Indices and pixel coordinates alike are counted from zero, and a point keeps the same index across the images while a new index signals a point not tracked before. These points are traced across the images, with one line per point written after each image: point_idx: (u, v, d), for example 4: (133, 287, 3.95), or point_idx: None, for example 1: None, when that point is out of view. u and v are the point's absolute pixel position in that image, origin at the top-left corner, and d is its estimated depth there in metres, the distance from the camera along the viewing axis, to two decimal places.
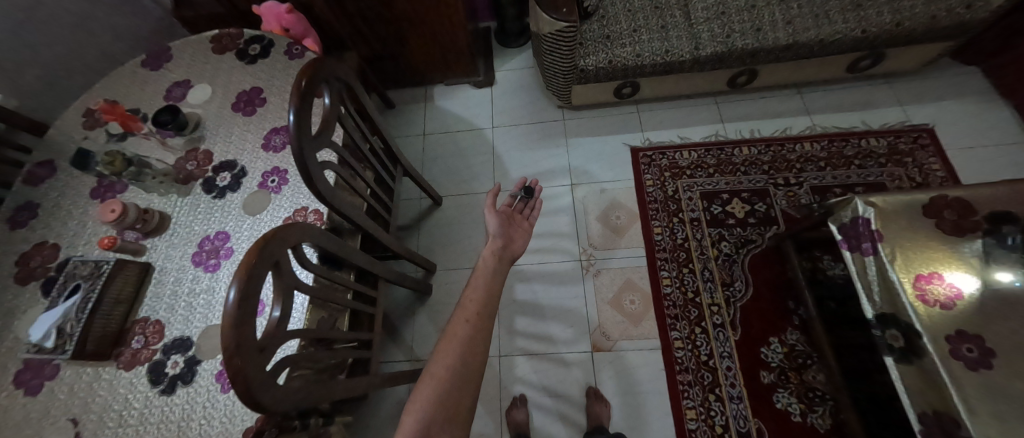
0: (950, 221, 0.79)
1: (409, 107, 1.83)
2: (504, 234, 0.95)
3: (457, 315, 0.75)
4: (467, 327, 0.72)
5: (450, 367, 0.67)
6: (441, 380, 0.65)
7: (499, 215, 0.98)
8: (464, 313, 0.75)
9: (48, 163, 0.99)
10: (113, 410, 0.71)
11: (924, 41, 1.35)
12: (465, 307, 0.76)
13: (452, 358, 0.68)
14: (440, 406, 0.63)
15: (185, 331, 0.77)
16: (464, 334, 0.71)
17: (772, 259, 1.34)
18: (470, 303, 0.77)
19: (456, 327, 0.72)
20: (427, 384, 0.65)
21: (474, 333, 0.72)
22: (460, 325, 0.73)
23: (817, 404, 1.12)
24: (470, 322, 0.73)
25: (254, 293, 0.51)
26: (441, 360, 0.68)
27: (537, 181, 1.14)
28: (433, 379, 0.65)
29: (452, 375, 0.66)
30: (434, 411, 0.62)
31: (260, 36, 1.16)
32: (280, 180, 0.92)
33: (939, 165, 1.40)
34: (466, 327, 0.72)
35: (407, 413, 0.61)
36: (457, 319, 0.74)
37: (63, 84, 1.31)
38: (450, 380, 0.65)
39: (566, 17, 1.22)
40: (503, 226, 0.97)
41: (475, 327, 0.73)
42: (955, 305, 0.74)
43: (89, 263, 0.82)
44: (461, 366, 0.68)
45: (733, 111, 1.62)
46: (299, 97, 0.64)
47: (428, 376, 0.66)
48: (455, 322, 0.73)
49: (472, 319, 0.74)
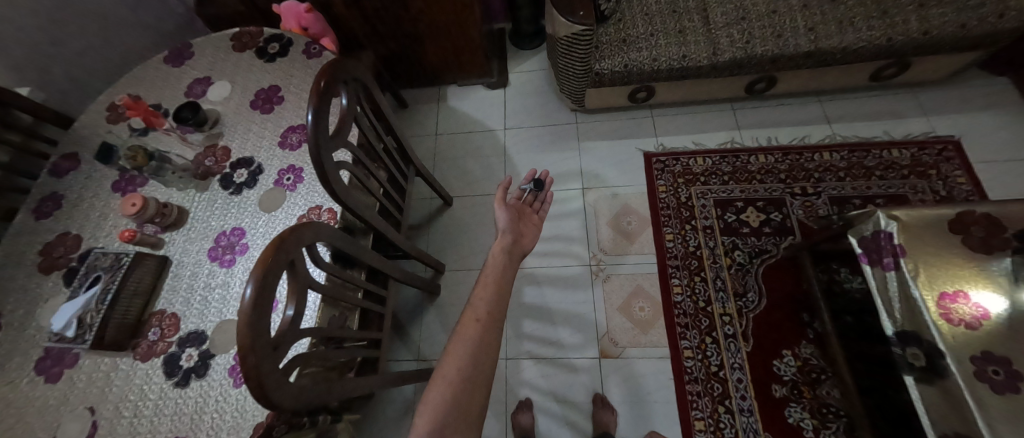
0: (978, 238, 0.77)
1: (422, 107, 1.84)
2: (512, 228, 0.95)
3: (467, 314, 0.75)
4: (477, 326, 0.72)
5: (460, 369, 0.67)
6: (452, 381, 0.65)
7: (508, 210, 0.98)
8: (474, 311, 0.74)
9: (73, 155, 1.02)
10: (128, 400, 0.73)
11: (952, 51, 1.31)
12: (475, 305, 0.76)
13: (462, 359, 0.68)
14: (450, 406, 0.62)
15: (200, 325, 0.79)
16: (473, 334, 0.71)
17: (788, 270, 1.31)
18: (480, 302, 0.76)
19: (466, 327, 0.72)
20: (438, 385, 0.64)
21: (484, 331, 0.72)
22: (469, 324, 0.73)
23: (831, 420, 1.09)
24: (480, 320, 0.73)
25: (269, 291, 0.52)
26: (451, 361, 0.67)
27: (546, 174, 1.12)
28: (444, 380, 0.65)
29: (463, 375, 0.66)
30: (446, 415, 0.61)
31: (279, 34, 1.18)
32: (296, 178, 0.93)
33: (964, 178, 1.35)
34: (475, 326, 0.72)
35: (419, 414, 0.61)
36: (467, 319, 0.74)
37: (88, 79, 1.34)
38: (460, 380, 0.65)
39: (583, 20, 1.21)
40: (512, 221, 0.97)
41: (485, 326, 0.72)
42: (982, 325, 0.72)
43: (110, 255, 0.84)
44: (471, 364, 0.68)
45: (750, 117, 1.59)
46: (318, 97, 0.65)
47: (438, 377, 0.66)
48: (464, 322, 0.73)
49: (482, 318, 0.73)
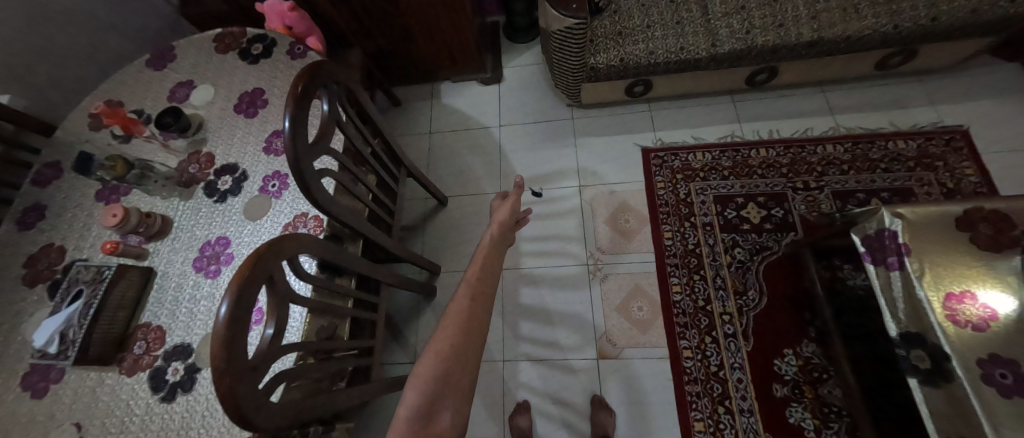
0: (987, 235, 0.74)
1: (415, 104, 1.80)
2: (510, 211, 0.92)
3: (458, 292, 0.72)
4: (467, 303, 0.70)
5: (450, 344, 0.64)
6: (443, 356, 0.63)
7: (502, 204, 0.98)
8: (466, 289, 0.73)
9: (55, 165, 1.00)
10: (115, 416, 0.72)
11: (961, 37, 1.26)
12: (467, 285, 0.73)
13: (452, 334, 0.66)
14: (439, 380, 0.60)
15: (185, 338, 0.77)
16: (463, 311, 0.69)
17: (789, 265, 1.28)
18: (467, 285, 0.74)
19: (456, 303, 0.70)
20: (428, 359, 0.62)
21: (475, 308, 0.70)
22: (460, 301, 0.71)
23: (832, 420, 1.08)
24: (472, 297, 0.71)
25: (246, 310, 0.50)
26: (443, 336, 0.65)
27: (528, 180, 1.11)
28: (434, 357, 0.62)
29: (453, 349, 0.63)
30: (437, 388, 0.59)
31: (262, 35, 1.14)
32: (281, 185, 0.90)
33: (972, 169, 1.32)
34: (465, 303, 0.70)
35: (408, 389, 0.59)
36: (458, 296, 0.71)
37: (70, 84, 1.31)
38: (451, 353, 0.63)
39: (577, 13, 1.16)
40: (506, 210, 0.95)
41: (475, 303, 0.70)
42: (989, 326, 0.69)
43: (93, 267, 0.82)
44: (461, 339, 0.65)
45: (751, 110, 1.55)
46: (295, 103, 0.62)
47: (429, 352, 0.63)
48: (456, 299, 0.71)
49: (474, 297, 0.71)
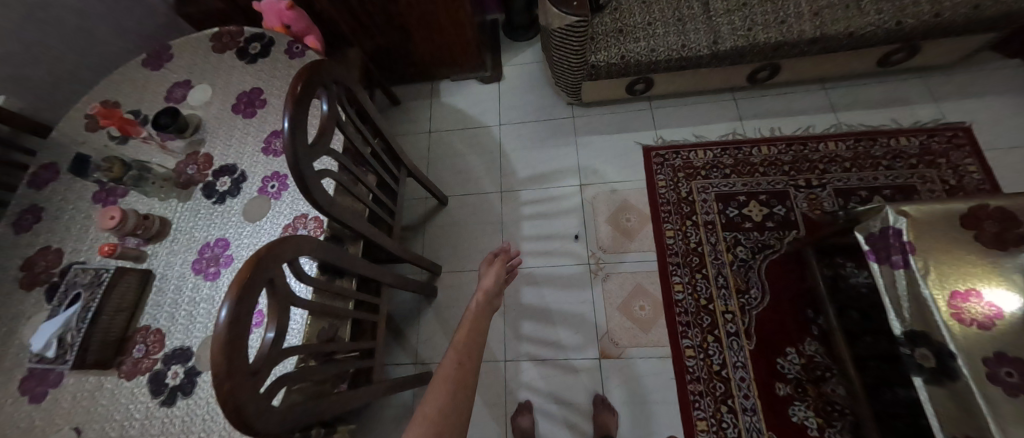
0: (992, 233, 0.74)
1: (414, 104, 1.79)
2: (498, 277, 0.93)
3: (447, 358, 0.71)
4: (456, 367, 0.69)
5: (441, 408, 0.61)
6: (433, 420, 0.59)
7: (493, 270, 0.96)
8: (455, 355, 0.71)
9: (52, 166, 0.99)
10: (114, 420, 0.71)
11: (965, 33, 1.25)
12: (455, 349, 0.72)
13: (442, 398, 0.62)
14: None
15: (185, 341, 0.76)
16: (452, 376, 0.67)
17: (792, 264, 1.28)
18: (459, 344, 0.74)
19: (445, 370, 0.68)
20: (418, 424, 0.58)
21: (463, 374, 0.68)
22: (449, 365, 0.69)
23: (835, 418, 1.08)
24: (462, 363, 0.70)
25: (246, 314, 0.49)
26: (432, 400, 0.62)
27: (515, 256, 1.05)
28: (424, 421, 0.58)
29: (443, 414, 0.60)
30: None
31: (260, 34, 1.13)
32: (280, 186, 0.89)
33: (975, 166, 1.31)
34: (454, 369, 0.68)
35: None
36: (447, 361, 0.70)
37: (66, 83, 1.30)
38: (441, 418, 0.60)
39: (577, 11, 1.15)
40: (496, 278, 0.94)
41: (464, 369, 0.69)
42: (995, 325, 0.69)
43: (90, 271, 0.81)
44: (452, 404, 0.62)
45: (752, 107, 1.54)
46: (294, 102, 0.61)
47: (419, 417, 0.59)
48: (446, 364, 0.69)
49: (461, 362, 0.70)
